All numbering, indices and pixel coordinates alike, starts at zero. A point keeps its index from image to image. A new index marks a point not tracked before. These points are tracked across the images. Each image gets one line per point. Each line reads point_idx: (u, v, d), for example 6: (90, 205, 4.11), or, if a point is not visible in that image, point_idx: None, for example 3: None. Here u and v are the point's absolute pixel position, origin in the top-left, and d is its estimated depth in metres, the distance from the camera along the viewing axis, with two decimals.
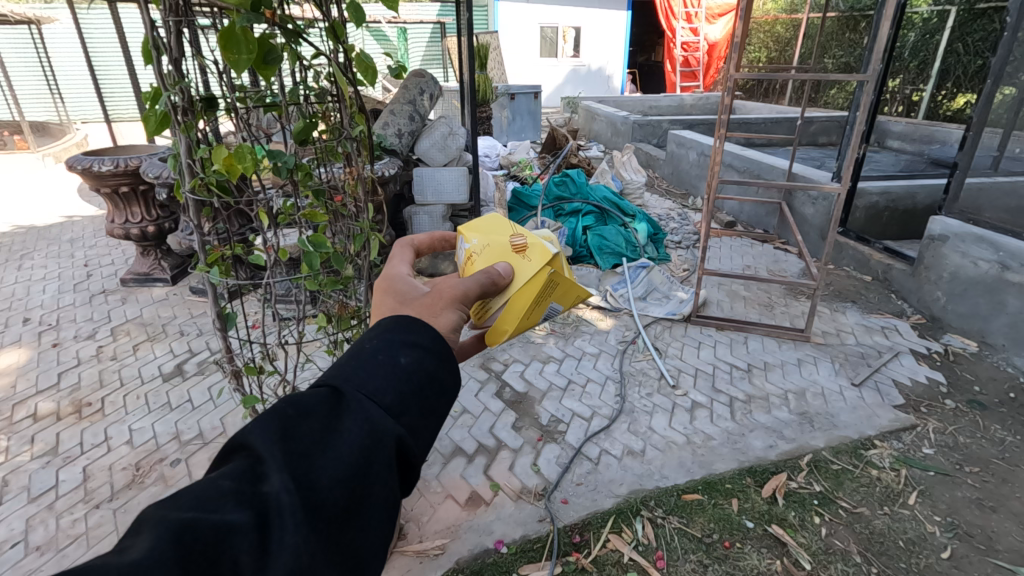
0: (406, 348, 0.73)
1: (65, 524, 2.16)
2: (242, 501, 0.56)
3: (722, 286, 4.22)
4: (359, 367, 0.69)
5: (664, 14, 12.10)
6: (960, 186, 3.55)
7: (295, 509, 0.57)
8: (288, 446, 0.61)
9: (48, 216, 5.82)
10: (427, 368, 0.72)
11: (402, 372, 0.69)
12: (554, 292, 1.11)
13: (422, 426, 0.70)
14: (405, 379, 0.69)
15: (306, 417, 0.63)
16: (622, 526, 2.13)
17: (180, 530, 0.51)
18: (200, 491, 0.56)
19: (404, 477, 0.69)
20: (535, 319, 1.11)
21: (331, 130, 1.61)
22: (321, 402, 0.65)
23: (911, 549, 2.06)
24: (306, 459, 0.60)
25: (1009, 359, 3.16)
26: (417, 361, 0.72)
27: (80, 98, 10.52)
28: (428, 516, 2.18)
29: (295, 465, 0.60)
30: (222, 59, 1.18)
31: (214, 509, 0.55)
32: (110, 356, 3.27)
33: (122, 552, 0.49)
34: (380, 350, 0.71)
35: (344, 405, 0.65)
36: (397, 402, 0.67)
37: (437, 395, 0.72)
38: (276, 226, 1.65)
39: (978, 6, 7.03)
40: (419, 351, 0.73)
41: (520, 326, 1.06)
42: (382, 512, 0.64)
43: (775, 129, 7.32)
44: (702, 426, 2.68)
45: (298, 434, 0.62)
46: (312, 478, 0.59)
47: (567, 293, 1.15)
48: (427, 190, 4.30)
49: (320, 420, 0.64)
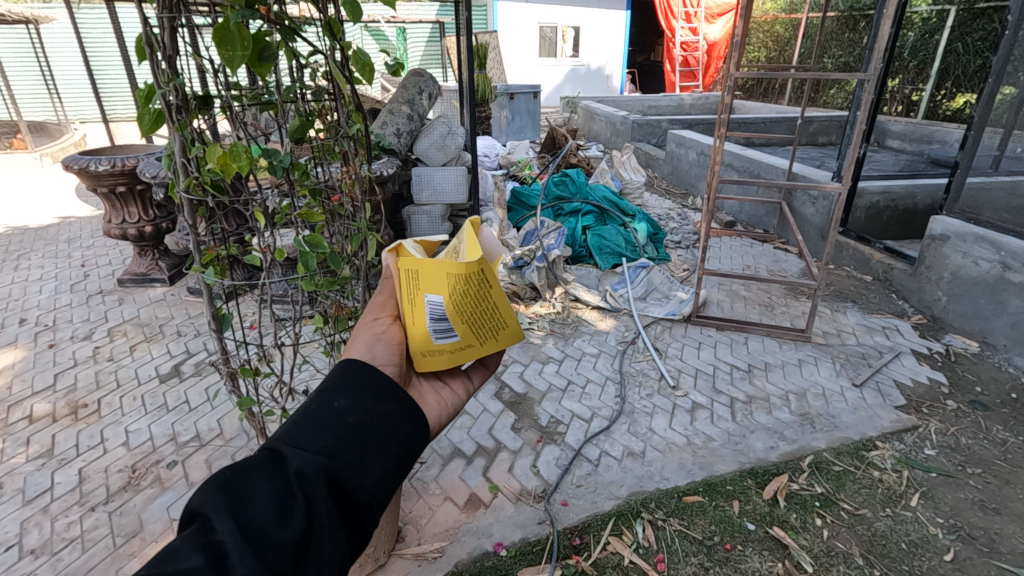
0: (335, 394, 0.80)
1: (60, 527, 2.14)
2: (198, 548, 0.63)
3: (722, 286, 4.21)
4: (292, 420, 0.77)
5: (664, 14, 12.12)
6: (962, 186, 3.53)
7: (242, 548, 0.64)
8: (231, 499, 0.69)
9: (41, 217, 5.77)
10: (362, 408, 0.80)
11: (336, 415, 0.77)
12: (420, 282, 0.91)
13: (364, 460, 0.75)
14: (339, 420, 0.77)
15: (251, 471, 0.72)
16: (623, 529, 2.12)
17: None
18: (162, 551, 0.63)
19: (352, 512, 0.73)
20: (421, 321, 0.94)
21: (329, 128, 1.59)
22: (265, 457, 0.73)
23: (914, 551, 2.04)
24: (250, 506, 0.68)
25: (1011, 359, 3.15)
26: (352, 403, 0.79)
27: (77, 98, 10.49)
28: (427, 518, 2.16)
29: (240, 514, 0.67)
30: (217, 55, 1.16)
31: (171, 562, 0.61)
32: (106, 357, 3.25)
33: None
34: (315, 401, 0.79)
35: (283, 453, 0.73)
36: (330, 442, 0.74)
37: (375, 430, 0.78)
38: (272, 226, 1.63)
39: (977, 6, 7.02)
40: (351, 394, 0.81)
41: (410, 337, 0.96)
42: (334, 544, 0.69)
43: (775, 129, 7.32)
44: (703, 428, 2.66)
45: (243, 487, 0.70)
46: (255, 524, 0.66)
47: (437, 279, 0.89)
48: (426, 190, 4.28)
49: (263, 471, 0.72)
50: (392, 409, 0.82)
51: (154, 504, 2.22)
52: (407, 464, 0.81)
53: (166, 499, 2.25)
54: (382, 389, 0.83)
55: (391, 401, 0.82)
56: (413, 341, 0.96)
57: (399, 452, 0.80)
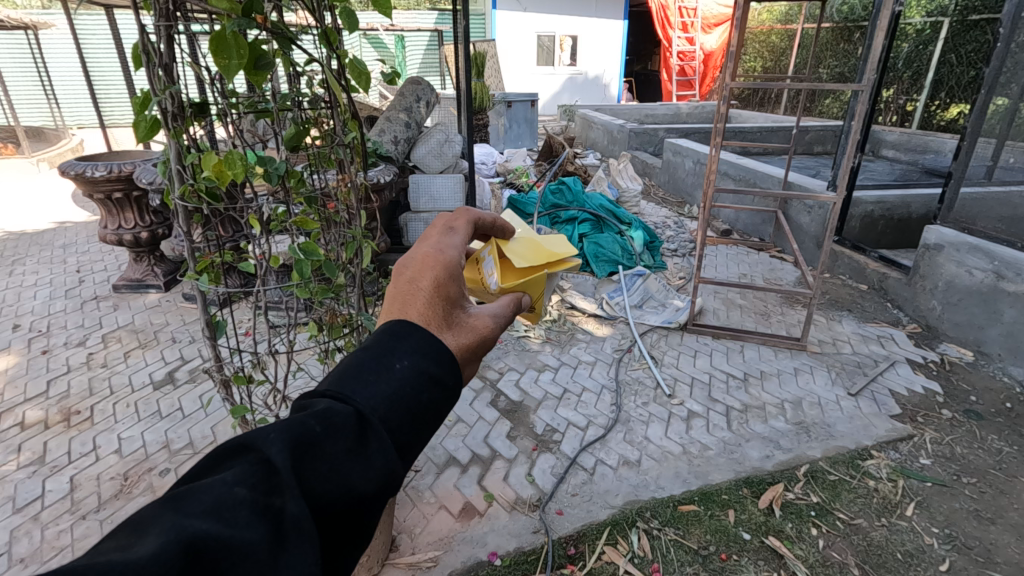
0: (435, 378, 0.69)
1: (51, 536, 2.11)
2: (258, 512, 0.54)
3: (718, 294, 4.22)
4: (390, 394, 0.65)
5: (661, 24, 12.25)
6: (956, 195, 3.56)
7: (308, 532, 0.56)
8: (307, 467, 0.58)
9: (36, 223, 5.75)
10: (443, 409, 0.70)
11: (424, 414, 0.67)
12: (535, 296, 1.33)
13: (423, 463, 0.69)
14: (424, 420, 0.67)
15: (329, 439, 0.60)
16: (618, 538, 2.10)
17: (192, 547, 0.49)
18: (217, 499, 0.54)
19: None
20: None
21: (324, 136, 1.58)
22: (346, 422, 0.62)
23: (910, 562, 2.04)
24: (322, 480, 0.59)
25: (1006, 369, 3.15)
26: (441, 401, 0.69)
27: (75, 103, 10.56)
28: (421, 528, 2.14)
29: (308, 487, 0.58)
30: (213, 64, 1.16)
31: (230, 521, 0.53)
32: (100, 363, 3.23)
33: (133, 550, 0.47)
34: (413, 383, 0.67)
35: (367, 433, 0.63)
36: (412, 444, 0.66)
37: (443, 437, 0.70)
38: (267, 233, 1.62)
39: (971, 18, 7.12)
40: (442, 387, 0.70)
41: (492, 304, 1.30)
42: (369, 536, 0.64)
43: (771, 138, 7.38)
44: (698, 436, 2.66)
45: (318, 457, 0.59)
46: (322, 503, 0.58)
47: None
48: (423, 198, 4.29)
49: (341, 444, 0.61)
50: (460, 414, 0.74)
51: None
52: None
53: None
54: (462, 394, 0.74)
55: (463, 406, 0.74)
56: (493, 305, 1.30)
57: None
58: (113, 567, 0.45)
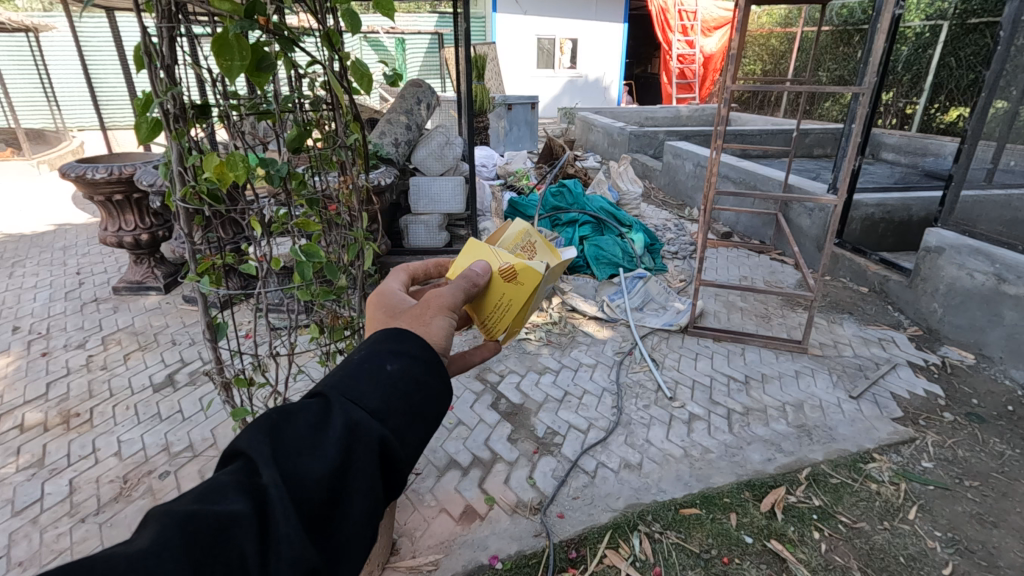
0: (389, 355, 0.79)
1: (51, 539, 2.11)
2: (243, 491, 0.63)
3: (719, 297, 4.22)
4: (346, 376, 0.75)
5: (661, 27, 12.30)
6: (956, 198, 3.52)
7: (289, 492, 0.63)
8: (282, 443, 0.67)
9: (35, 225, 5.74)
10: (412, 376, 0.78)
11: (388, 378, 0.76)
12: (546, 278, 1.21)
13: (409, 428, 0.75)
14: (390, 384, 0.75)
15: (299, 417, 0.70)
16: (620, 542, 2.10)
17: (184, 520, 0.57)
18: (206, 486, 0.63)
19: (390, 478, 0.73)
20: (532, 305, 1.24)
21: (326, 138, 1.58)
22: (314, 406, 0.72)
23: (912, 566, 2.03)
24: (297, 452, 0.66)
25: (1007, 371, 3.14)
26: (403, 367, 0.78)
27: (75, 105, 10.55)
28: (422, 531, 2.14)
29: (285, 459, 0.66)
30: (215, 65, 1.16)
31: (217, 500, 0.61)
32: (100, 366, 3.22)
33: (133, 541, 0.56)
34: (369, 362, 0.78)
35: (332, 402, 0.72)
36: (382, 406, 0.73)
37: (420, 403, 0.76)
38: (268, 235, 1.62)
39: (970, 22, 7.19)
40: (399, 358, 0.79)
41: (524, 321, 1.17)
42: (363, 505, 0.68)
43: (771, 140, 7.41)
44: (700, 439, 2.65)
45: (290, 433, 0.68)
46: (301, 470, 0.65)
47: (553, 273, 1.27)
48: (423, 199, 4.26)
49: (311, 420, 0.70)
50: (437, 385, 0.80)
51: None
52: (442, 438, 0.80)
53: None
54: (433, 361, 0.82)
55: (439, 375, 0.81)
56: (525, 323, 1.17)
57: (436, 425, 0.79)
58: (117, 559, 0.52)
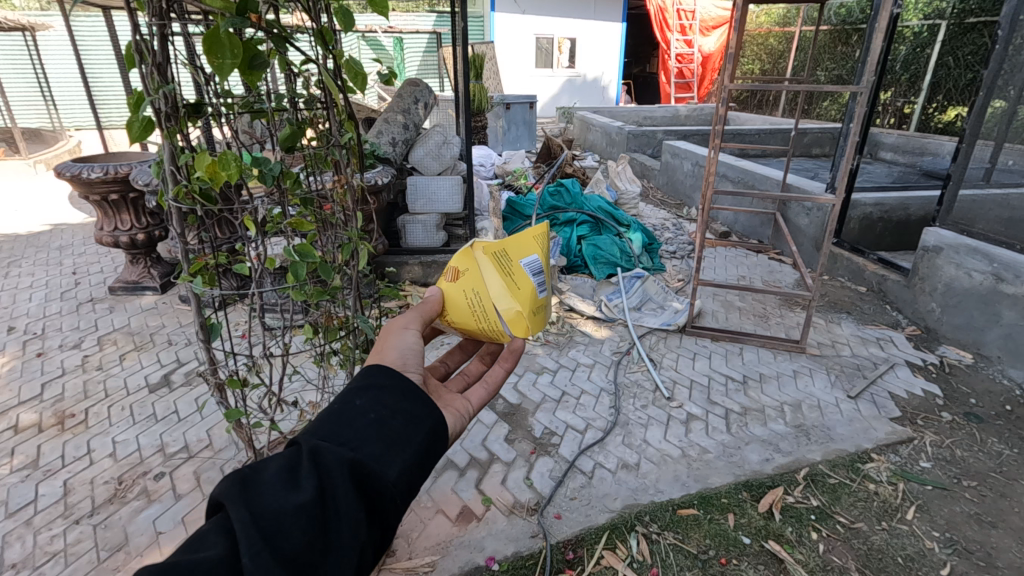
0: (357, 393, 0.90)
1: (44, 540, 2.09)
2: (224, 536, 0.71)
3: (717, 296, 4.21)
4: (316, 422, 0.85)
5: (659, 26, 12.34)
6: (954, 199, 3.55)
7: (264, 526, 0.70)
8: (257, 488, 0.75)
9: (30, 225, 5.71)
10: (381, 406, 0.88)
11: (358, 411, 0.86)
12: (511, 254, 1.22)
13: (386, 453, 0.83)
14: (360, 416, 0.85)
15: (274, 463, 0.78)
16: (617, 543, 2.09)
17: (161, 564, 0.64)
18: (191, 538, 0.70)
19: (373, 505, 0.80)
20: (528, 282, 1.20)
21: (320, 137, 1.56)
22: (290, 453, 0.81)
23: (910, 566, 2.02)
24: (270, 493, 0.74)
25: (1005, 371, 3.14)
26: (372, 400, 0.89)
27: (71, 104, 10.51)
28: (418, 532, 2.12)
29: (263, 501, 0.73)
30: (206, 63, 1.14)
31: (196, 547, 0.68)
32: (95, 366, 3.21)
33: None
34: (339, 402, 0.88)
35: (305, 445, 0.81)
36: (354, 437, 0.83)
37: (396, 428, 0.87)
38: (263, 235, 1.60)
39: (967, 21, 7.21)
40: (366, 393, 0.89)
41: (517, 300, 1.18)
42: (349, 530, 0.75)
43: (769, 140, 7.41)
44: (697, 440, 2.64)
45: (265, 479, 0.76)
46: (277, 507, 0.73)
47: (528, 244, 1.25)
48: (420, 199, 4.25)
49: (287, 463, 0.78)
50: (412, 409, 0.90)
51: (140, 517, 2.17)
52: (424, 460, 0.88)
53: (152, 512, 2.20)
54: (405, 389, 0.93)
55: (412, 401, 0.92)
56: (519, 302, 1.18)
57: (419, 448, 0.88)
58: None
